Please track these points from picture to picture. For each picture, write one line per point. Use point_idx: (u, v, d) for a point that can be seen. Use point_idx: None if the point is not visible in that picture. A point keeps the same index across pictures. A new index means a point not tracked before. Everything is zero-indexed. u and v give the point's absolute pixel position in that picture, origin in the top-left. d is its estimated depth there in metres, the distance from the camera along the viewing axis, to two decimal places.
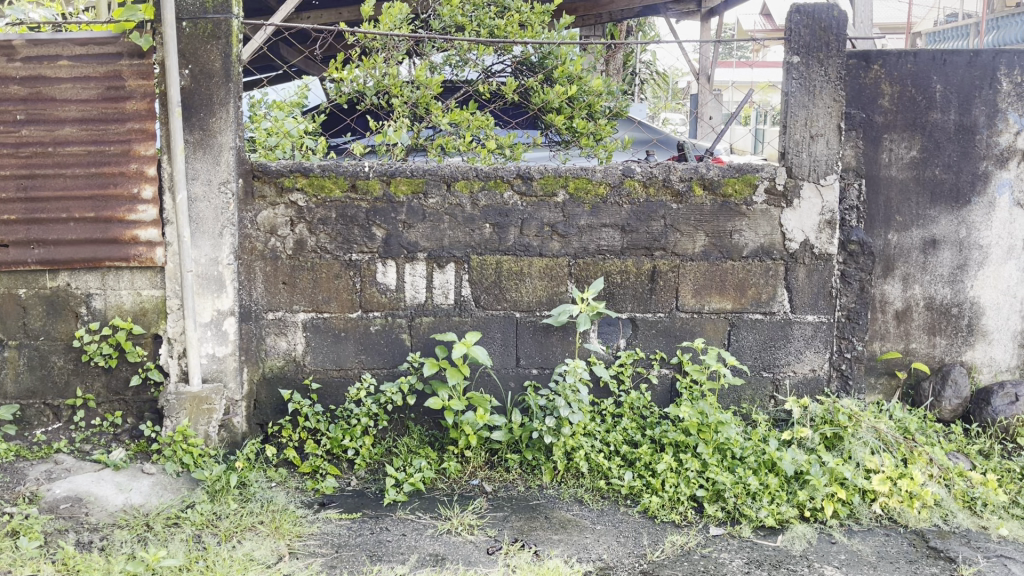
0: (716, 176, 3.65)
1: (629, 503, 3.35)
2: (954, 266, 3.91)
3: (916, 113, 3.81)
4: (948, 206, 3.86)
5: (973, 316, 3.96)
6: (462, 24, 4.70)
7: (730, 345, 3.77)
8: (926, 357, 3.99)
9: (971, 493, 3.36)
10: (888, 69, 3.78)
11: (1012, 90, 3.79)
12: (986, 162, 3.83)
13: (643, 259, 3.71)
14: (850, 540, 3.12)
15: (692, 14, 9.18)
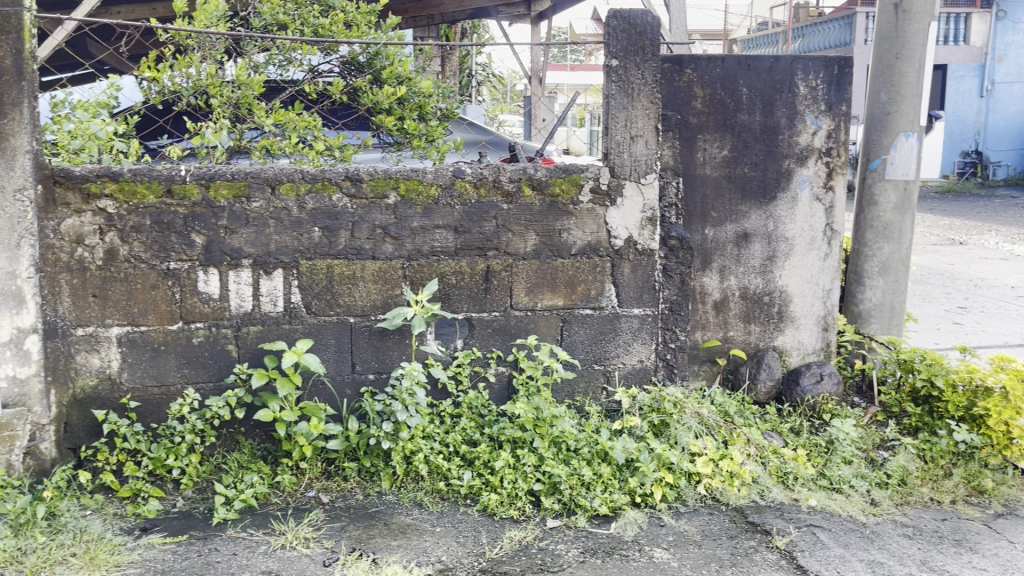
0: (544, 177, 3.74)
1: (468, 503, 3.37)
2: (764, 258, 4.19)
3: (725, 114, 4.05)
4: (756, 202, 4.13)
5: (783, 304, 4.25)
6: (284, 23, 4.59)
7: (562, 340, 3.87)
8: (743, 344, 4.26)
9: (784, 469, 3.62)
10: (699, 74, 4.00)
11: (808, 94, 4.10)
12: (789, 160, 4.13)
13: (477, 259, 3.74)
14: (678, 521, 3.28)
15: (524, 18, 9.38)
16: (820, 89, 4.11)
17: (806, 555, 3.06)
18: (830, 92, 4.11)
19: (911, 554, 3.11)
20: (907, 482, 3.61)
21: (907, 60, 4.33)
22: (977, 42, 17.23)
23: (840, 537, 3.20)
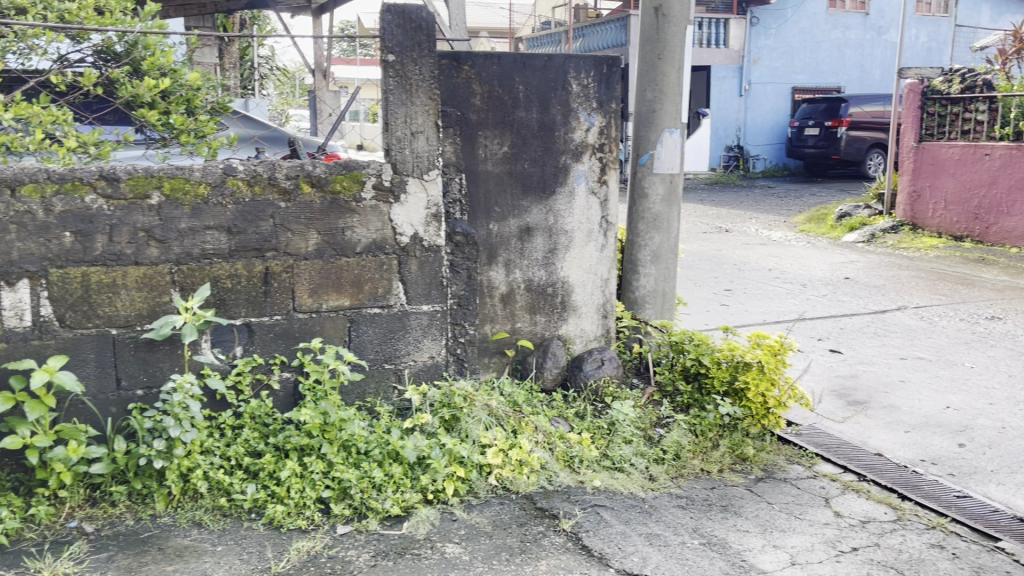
0: (323, 174, 3.64)
1: (252, 518, 3.21)
2: (546, 250, 4.33)
3: (504, 111, 4.14)
4: (537, 196, 4.26)
5: (565, 294, 4.41)
6: (23, 6, 4.18)
7: (350, 341, 3.78)
8: (529, 334, 4.38)
9: (570, 453, 3.77)
10: (477, 70, 4.06)
11: (581, 92, 4.26)
12: (566, 156, 4.28)
13: (254, 261, 3.57)
14: (469, 515, 3.32)
15: (304, 9, 9.11)
16: (591, 87, 4.28)
17: (590, 534, 3.23)
18: (601, 90, 4.30)
19: (684, 523, 3.39)
20: (680, 456, 3.89)
21: (669, 62, 4.62)
22: (734, 46, 18.79)
23: (621, 514, 3.41)
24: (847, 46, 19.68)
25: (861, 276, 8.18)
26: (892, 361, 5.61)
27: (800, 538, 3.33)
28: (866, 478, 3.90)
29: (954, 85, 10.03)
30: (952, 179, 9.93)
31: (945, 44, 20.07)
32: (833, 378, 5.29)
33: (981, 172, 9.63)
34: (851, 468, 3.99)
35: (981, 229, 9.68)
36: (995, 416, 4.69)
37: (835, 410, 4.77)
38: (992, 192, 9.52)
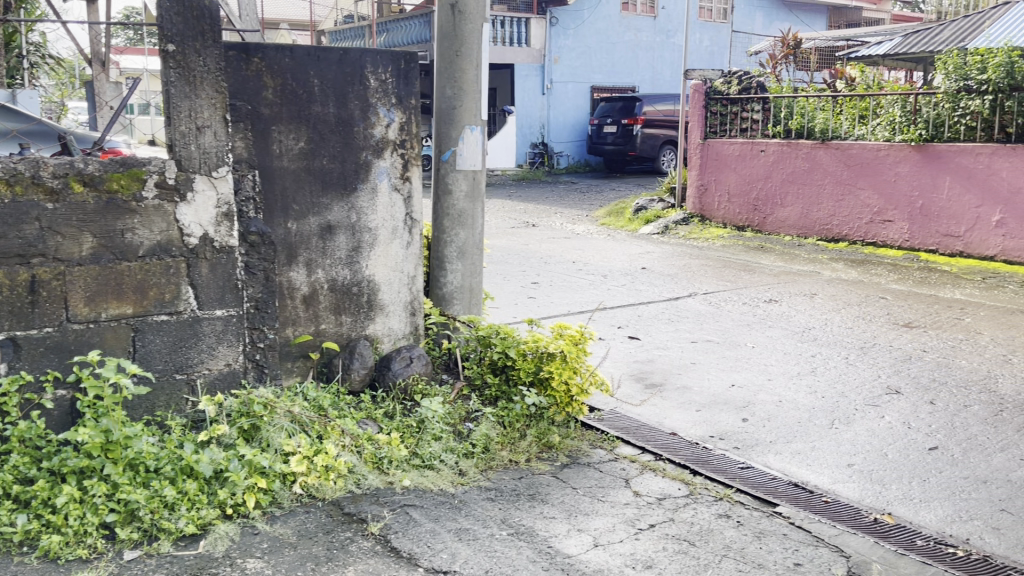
0: (96, 172, 3.39)
1: (24, 551, 2.92)
2: (349, 249, 4.23)
3: (299, 106, 4.01)
4: (337, 193, 4.15)
5: (371, 292, 4.33)
6: None
7: (135, 352, 3.52)
8: (335, 335, 4.28)
9: (379, 454, 3.71)
10: (267, 62, 3.91)
11: (379, 87, 4.19)
12: (366, 152, 4.20)
13: (17, 268, 3.27)
14: (273, 527, 3.20)
15: None
16: (389, 82, 4.22)
17: (399, 535, 3.21)
18: (399, 85, 4.24)
19: (493, 515, 3.44)
20: (489, 449, 3.94)
21: (467, 59, 4.65)
22: (536, 45, 19.25)
23: (431, 511, 3.41)
24: (640, 48, 20.80)
25: (656, 265, 8.67)
26: (684, 345, 5.98)
27: (603, 519, 3.49)
28: (662, 457, 4.14)
29: (733, 87, 10.93)
30: (734, 173, 10.77)
31: (725, 48, 21.72)
32: (631, 363, 5.57)
33: (757, 167, 10.50)
34: (649, 448, 4.22)
35: (760, 219, 10.57)
36: (772, 391, 5.12)
37: (634, 394, 5.02)
38: (767, 185, 10.41)
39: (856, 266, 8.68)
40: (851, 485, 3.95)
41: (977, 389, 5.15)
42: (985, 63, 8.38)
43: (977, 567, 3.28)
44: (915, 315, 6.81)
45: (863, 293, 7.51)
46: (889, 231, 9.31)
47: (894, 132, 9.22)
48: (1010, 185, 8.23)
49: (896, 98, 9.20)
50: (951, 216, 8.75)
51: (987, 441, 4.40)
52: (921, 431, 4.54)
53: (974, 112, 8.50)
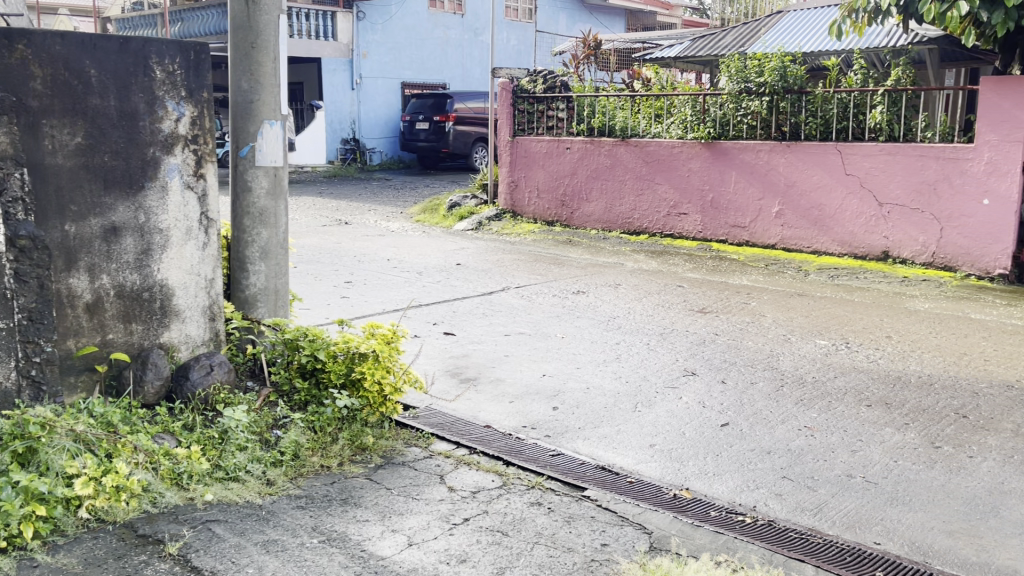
0: None
1: None
2: (138, 252, 3.94)
3: (73, 98, 3.68)
4: (122, 192, 3.85)
5: (164, 298, 4.07)
6: None
7: None
8: (124, 346, 3.98)
9: (177, 470, 3.50)
10: (34, 50, 3.57)
11: (165, 79, 3.93)
12: (153, 148, 3.93)
13: None
14: (55, 558, 2.96)
15: None
16: (177, 74, 3.96)
17: (200, 554, 3.04)
18: (189, 78, 4.00)
19: (303, 523, 3.33)
20: (299, 455, 3.82)
21: (263, 51, 4.46)
22: (343, 39, 18.87)
23: (236, 525, 3.25)
24: (449, 46, 20.95)
25: (470, 261, 8.76)
26: (497, 338, 6.08)
27: (417, 517, 3.48)
28: (476, 451, 4.19)
29: (538, 86, 11.27)
30: (542, 170, 11.09)
31: (531, 48, 22.31)
32: (446, 358, 5.59)
33: (564, 164, 10.87)
34: (462, 443, 4.25)
35: (568, 214, 10.95)
36: (581, 378, 5.32)
37: (447, 389, 5.04)
38: (573, 181, 10.81)
39: (656, 257, 9.19)
40: (653, 464, 4.18)
41: (762, 367, 5.60)
42: (762, 67, 9.07)
43: (763, 532, 3.57)
44: (709, 301, 7.31)
45: (663, 282, 7.96)
46: (684, 223, 9.93)
47: (686, 130, 9.82)
48: (786, 179, 9.03)
49: (687, 98, 9.81)
50: (737, 209, 9.48)
51: (770, 415, 4.79)
52: (714, 409, 4.87)
53: (754, 112, 9.22)
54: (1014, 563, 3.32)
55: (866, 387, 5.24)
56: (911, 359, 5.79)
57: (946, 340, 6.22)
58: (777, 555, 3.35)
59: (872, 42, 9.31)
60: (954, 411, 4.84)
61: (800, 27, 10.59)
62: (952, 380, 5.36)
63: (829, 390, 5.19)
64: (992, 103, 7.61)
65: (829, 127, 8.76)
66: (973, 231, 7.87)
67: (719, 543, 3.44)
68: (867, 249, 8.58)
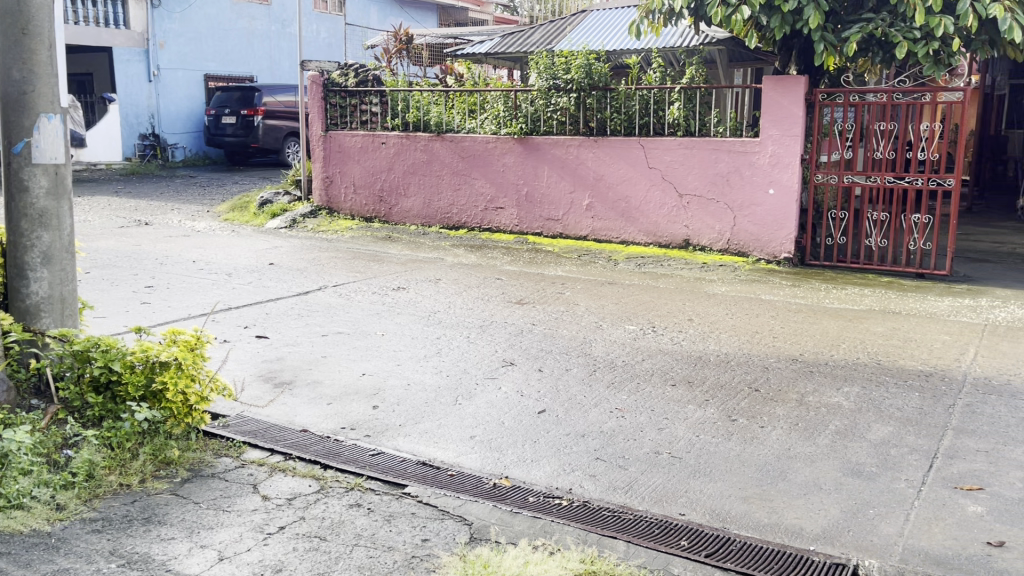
0: None
1: None
2: None
3: None
4: None
5: None
6: None
7: None
8: None
9: None
10: None
11: None
12: None
13: None
14: None
15: None
16: None
17: None
18: None
19: (99, 548, 3.12)
20: (93, 475, 3.56)
21: (35, 38, 4.07)
22: (137, 27, 17.69)
23: (20, 557, 3.01)
24: (256, 37, 20.14)
25: (283, 260, 8.47)
26: (313, 339, 5.92)
27: (227, 531, 3.33)
28: (291, 456, 4.06)
29: (350, 79, 11.10)
30: (358, 165, 10.92)
31: (341, 41, 21.89)
32: (259, 362, 5.38)
33: (379, 159, 10.75)
34: (277, 449, 4.11)
35: (385, 210, 10.85)
36: (401, 375, 5.29)
37: (260, 395, 4.85)
38: (390, 176, 10.72)
39: (475, 251, 9.29)
40: (473, 456, 4.22)
41: (576, 354, 5.80)
42: (569, 63, 9.41)
43: (578, 513, 3.70)
44: (526, 292, 7.47)
45: (481, 276, 8.06)
46: (501, 217, 10.11)
47: (499, 125, 9.99)
48: (595, 172, 9.40)
49: (499, 94, 9.97)
50: (551, 202, 9.76)
51: (584, 399, 4.97)
52: (531, 397, 4.99)
53: (563, 108, 9.53)
54: (800, 521, 3.63)
55: (670, 368, 5.56)
56: (709, 340, 6.20)
57: (741, 320, 6.71)
58: (592, 534, 3.49)
59: (667, 42, 9.84)
60: (747, 386, 5.24)
61: (603, 26, 11.02)
62: (744, 357, 5.80)
63: (637, 372, 5.46)
64: (773, 101, 8.28)
65: (633, 123, 9.19)
66: (761, 218, 8.54)
67: (536, 528, 3.53)
68: (669, 238, 9.10)
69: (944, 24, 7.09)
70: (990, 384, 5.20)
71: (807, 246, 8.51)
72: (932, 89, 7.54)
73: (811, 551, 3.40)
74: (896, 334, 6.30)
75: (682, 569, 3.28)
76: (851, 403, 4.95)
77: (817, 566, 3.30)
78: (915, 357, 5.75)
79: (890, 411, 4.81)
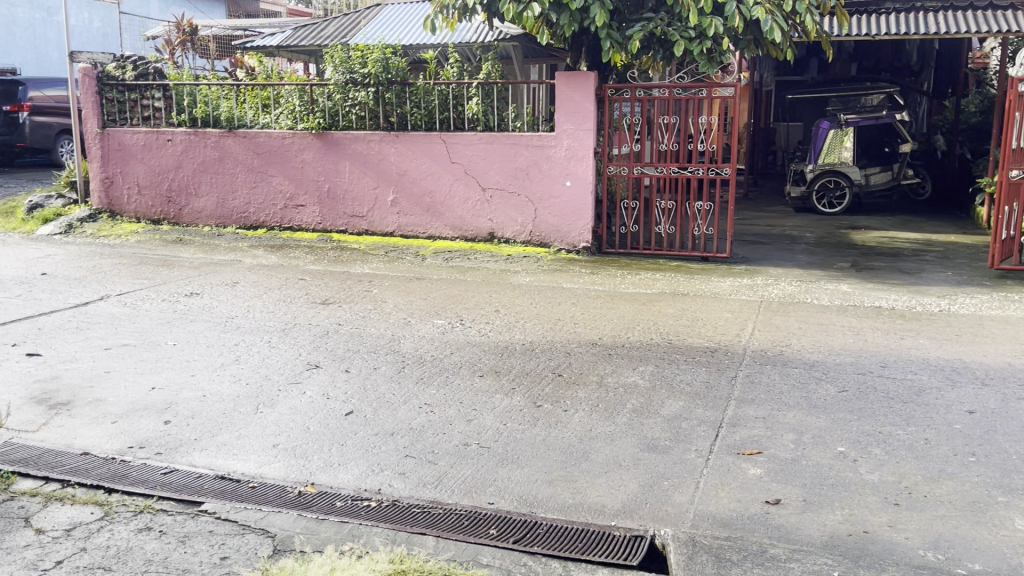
0: None
1: None
2: None
3: None
4: None
5: None
6: None
7: None
8: None
9: None
10: None
11: None
12: None
13: None
14: None
15: None
16: None
17: None
18: None
19: None
20: None
21: None
22: None
23: None
24: (16, 25, 18.27)
25: (59, 269, 7.75)
26: (95, 354, 5.45)
27: None
28: (70, 483, 3.73)
29: (127, 72, 10.35)
30: (141, 164, 10.20)
31: (118, 31, 20.36)
32: (30, 383, 4.89)
33: (166, 157, 10.10)
34: (53, 477, 3.77)
35: (175, 211, 10.21)
36: (196, 386, 4.98)
37: (32, 418, 4.42)
38: (179, 175, 10.10)
39: (275, 251, 8.95)
40: (276, 465, 4.06)
41: (384, 351, 5.73)
42: (365, 57, 9.29)
43: (387, 513, 3.65)
44: (331, 292, 7.28)
45: (283, 277, 7.77)
46: (302, 215, 9.80)
47: (296, 120, 9.67)
48: (398, 168, 9.33)
49: (293, 89, 9.66)
50: (353, 199, 9.58)
51: (392, 397, 4.92)
52: (337, 399, 4.87)
53: (362, 102, 9.37)
54: (601, 498, 3.78)
55: (478, 359, 5.63)
56: (515, 329, 6.34)
57: (545, 309, 6.91)
58: (401, 533, 3.46)
59: (463, 37, 9.91)
60: (551, 371, 5.41)
61: (398, 20, 10.93)
62: (548, 344, 5.98)
63: (446, 366, 5.48)
64: (566, 96, 8.57)
65: (432, 118, 9.21)
66: (560, 210, 8.84)
67: (343, 533, 3.45)
68: (474, 232, 9.21)
69: (715, 24, 7.64)
70: (767, 355, 5.68)
71: (603, 235, 8.91)
72: (708, 85, 8.09)
73: (612, 527, 3.55)
74: (685, 314, 6.73)
75: (491, 558, 3.32)
76: (646, 381, 5.23)
77: (617, 540, 3.45)
78: (702, 335, 6.17)
79: (681, 387, 5.13)
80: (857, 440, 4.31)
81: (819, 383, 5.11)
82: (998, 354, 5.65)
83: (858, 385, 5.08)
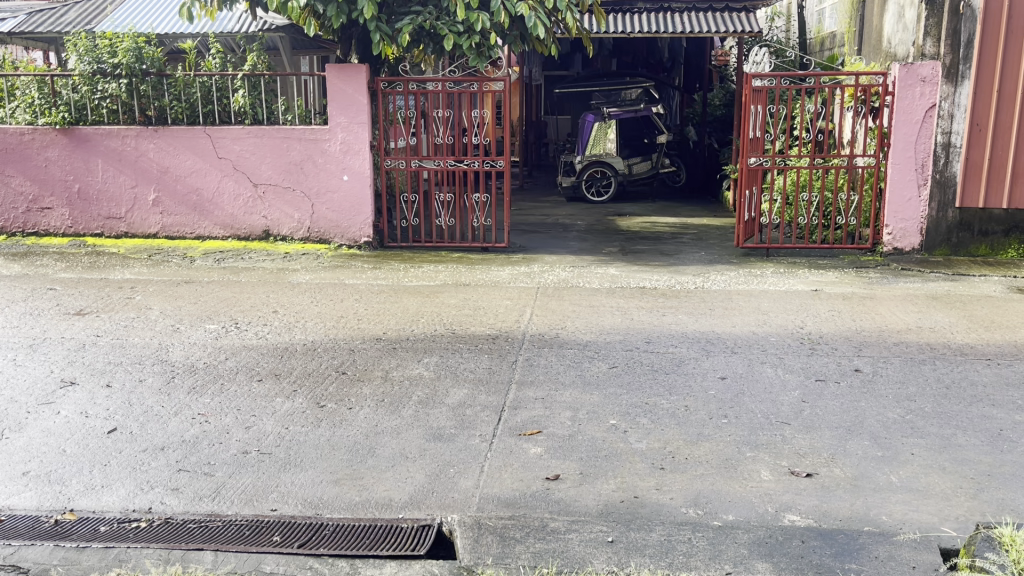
0: None
1: None
2: None
3: None
4: None
5: None
6: None
7: None
8: None
9: None
10: None
11: None
12: None
13: None
14: None
15: None
16: None
17: None
18: None
19: None
20: None
21: None
22: None
23: None
24: None
25: None
26: None
27: None
28: None
29: None
30: None
31: None
32: None
33: None
34: None
35: None
36: None
37: None
38: None
39: (18, 259, 8.08)
40: (27, 494, 3.67)
41: (150, 362, 5.34)
42: (114, 46, 8.60)
43: (159, 532, 3.42)
44: (86, 301, 6.69)
45: (30, 287, 7.03)
46: (49, 218, 8.91)
47: (35, 115, 8.78)
48: (159, 165, 8.73)
49: (31, 80, 8.78)
50: (109, 199, 8.85)
51: (161, 410, 4.60)
52: (98, 417, 4.48)
53: (113, 95, 8.66)
54: (388, 492, 3.77)
55: (255, 363, 5.40)
56: (295, 330, 6.15)
57: (326, 307, 6.75)
58: (174, 552, 3.26)
59: (224, 27, 9.35)
60: (334, 370, 5.31)
61: (148, 7, 10.19)
62: (330, 342, 5.87)
63: (220, 372, 5.20)
64: (338, 89, 8.41)
65: (195, 111, 8.70)
66: (338, 205, 8.68)
67: (108, 559, 3.21)
68: (248, 230, 8.82)
69: (481, 19, 7.83)
70: (544, 338, 5.92)
71: (384, 230, 8.86)
72: (479, 79, 8.24)
73: (400, 520, 3.55)
74: (466, 304, 6.86)
75: (275, 565, 3.22)
76: (429, 372, 5.27)
77: (404, 532, 3.46)
78: (483, 323, 6.32)
79: (464, 374, 5.24)
80: (627, 413, 4.61)
81: (592, 362, 5.41)
82: (743, 324, 6.26)
83: (626, 360, 5.44)
